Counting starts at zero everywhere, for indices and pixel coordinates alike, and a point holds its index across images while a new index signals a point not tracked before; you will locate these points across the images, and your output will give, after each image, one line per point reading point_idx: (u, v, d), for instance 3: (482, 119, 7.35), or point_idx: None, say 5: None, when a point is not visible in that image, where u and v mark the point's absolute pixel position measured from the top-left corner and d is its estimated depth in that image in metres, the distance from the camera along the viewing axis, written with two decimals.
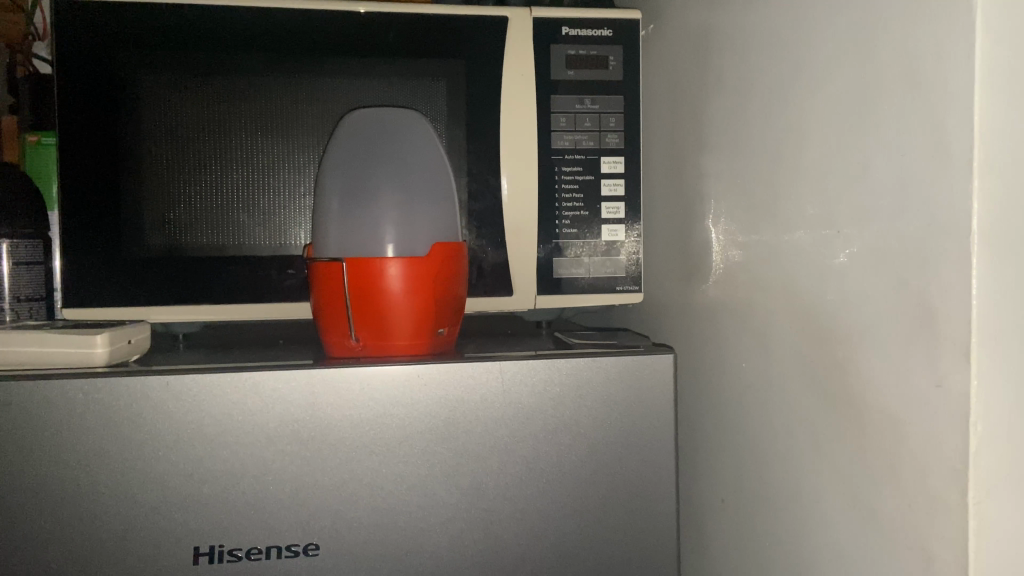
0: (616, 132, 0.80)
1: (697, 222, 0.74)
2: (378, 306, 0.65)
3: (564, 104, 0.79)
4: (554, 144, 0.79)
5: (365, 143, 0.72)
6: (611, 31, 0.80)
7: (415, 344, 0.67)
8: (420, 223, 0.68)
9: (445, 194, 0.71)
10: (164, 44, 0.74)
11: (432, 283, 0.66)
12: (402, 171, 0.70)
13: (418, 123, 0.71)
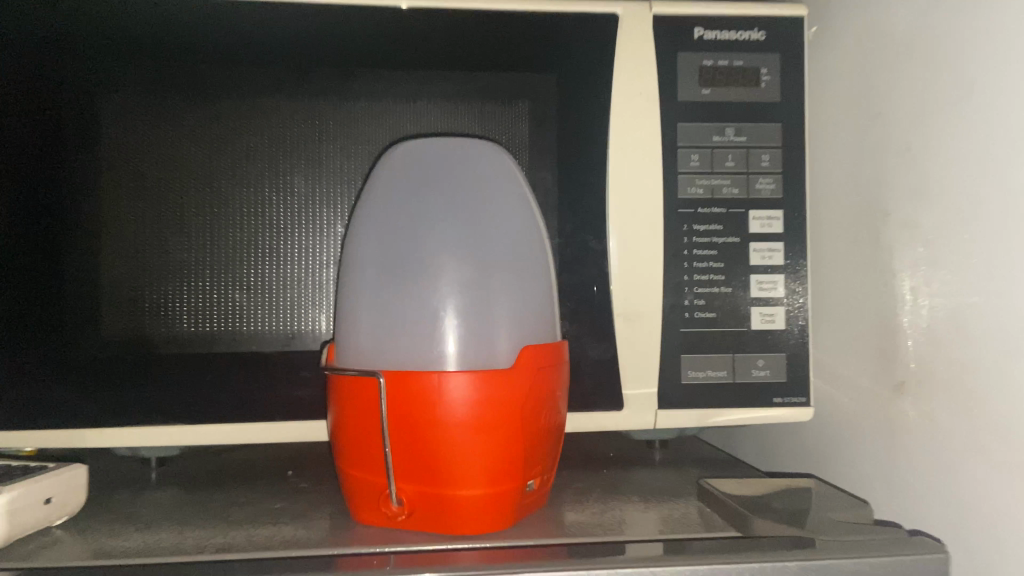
0: (770, 174, 0.56)
1: (910, 308, 0.49)
2: (435, 449, 0.41)
3: (696, 136, 0.55)
4: (682, 192, 0.55)
5: (418, 185, 0.47)
6: (764, 34, 0.56)
7: (491, 510, 0.42)
8: (502, 315, 0.44)
9: (539, 268, 0.47)
10: (138, 52, 0.53)
11: (520, 412, 0.42)
12: (476, 232, 0.45)
13: (500, 159, 0.48)
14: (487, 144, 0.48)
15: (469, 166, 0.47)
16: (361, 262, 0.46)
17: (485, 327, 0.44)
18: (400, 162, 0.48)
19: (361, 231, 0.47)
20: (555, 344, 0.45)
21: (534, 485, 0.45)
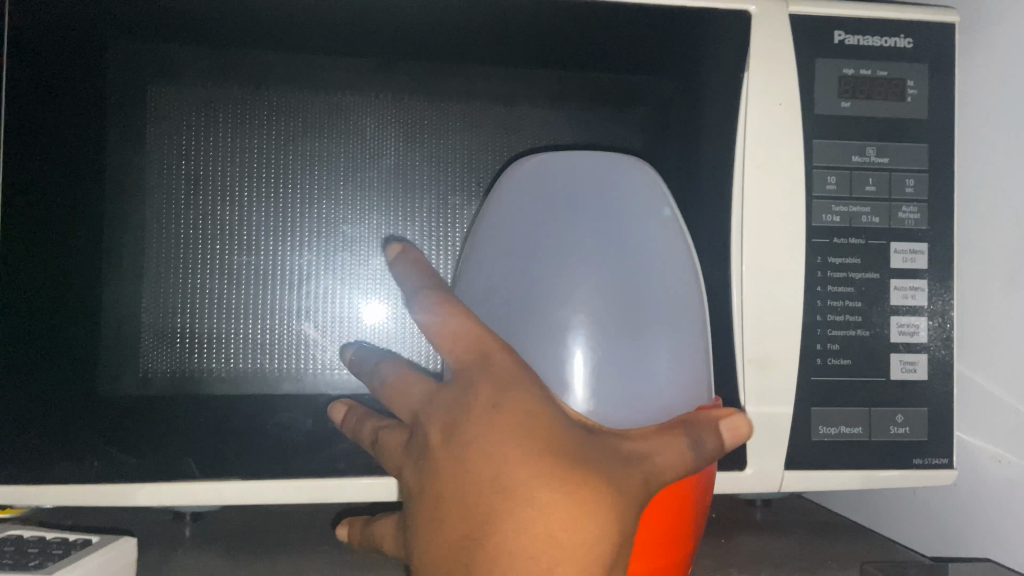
0: (914, 203, 0.49)
1: None
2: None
3: (833, 155, 0.48)
4: (816, 219, 0.48)
5: (541, 205, 0.39)
6: (911, 41, 0.49)
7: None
8: (652, 364, 0.37)
9: (690, 314, 0.40)
10: (204, 33, 0.45)
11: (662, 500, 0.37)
12: (616, 260, 0.37)
13: (644, 180, 0.40)
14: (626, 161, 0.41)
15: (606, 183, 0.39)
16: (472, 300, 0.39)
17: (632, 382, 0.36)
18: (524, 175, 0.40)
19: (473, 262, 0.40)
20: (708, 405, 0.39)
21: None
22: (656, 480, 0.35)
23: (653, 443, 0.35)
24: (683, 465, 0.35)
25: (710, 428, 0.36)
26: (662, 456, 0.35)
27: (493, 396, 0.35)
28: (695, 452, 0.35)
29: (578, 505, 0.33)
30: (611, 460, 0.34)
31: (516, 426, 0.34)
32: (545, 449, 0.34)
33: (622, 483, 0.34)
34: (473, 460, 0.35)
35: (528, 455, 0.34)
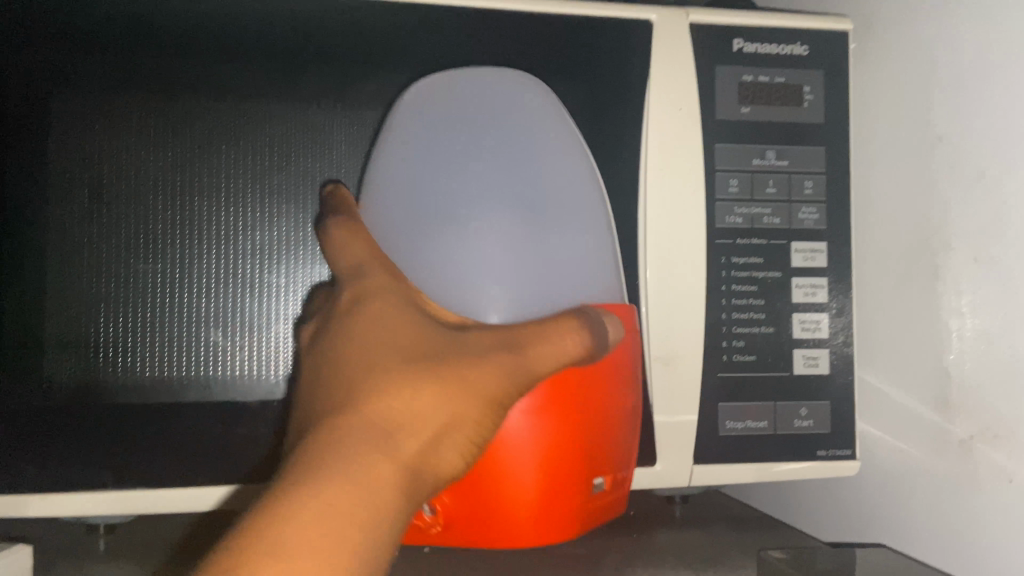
0: (813, 204, 0.51)
1: (971, 351, 0.44)
2: (490, 463, 0.39)
3: (734, 159, 0.50)
4: (719, 221, 0.50)
5: (456, 122, 0.42)
6: (807, 48, 0.51)
7: (547, 518, 0.40)
8: (562, 265, 0.40)
9: (597, 237, 0.44)
10: (108, 46, 0.45)
11: (594, 410, 0.39)
12: (526, 175, 0.42)
13: (554, 122, 0.45)
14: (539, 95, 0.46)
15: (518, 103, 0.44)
16: (377, 215, 0.42)
17: (545, 274, 0.39)
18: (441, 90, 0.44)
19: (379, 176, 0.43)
20: (623, 306, 0.41)
21: (602, 493, 0.42)
22: (524, 370, 0.35)
23: (524, 333, 0.35)
24: (557, 360, 0.35)
25: (592, 321, 0.36)
26: (533, 347, 0.35)
27: (374, 288, 0.37)
28: (578, 342, 0.35)
29: (428, 387, 0.34)
30: (475, 348, 0.35)
31: (385, 314, 0.36)
32: (406, 336, 0.35)
33: (477, 378, 0.34)
34: (340, 338, 0.36)
35: (395, 343, 0.35)
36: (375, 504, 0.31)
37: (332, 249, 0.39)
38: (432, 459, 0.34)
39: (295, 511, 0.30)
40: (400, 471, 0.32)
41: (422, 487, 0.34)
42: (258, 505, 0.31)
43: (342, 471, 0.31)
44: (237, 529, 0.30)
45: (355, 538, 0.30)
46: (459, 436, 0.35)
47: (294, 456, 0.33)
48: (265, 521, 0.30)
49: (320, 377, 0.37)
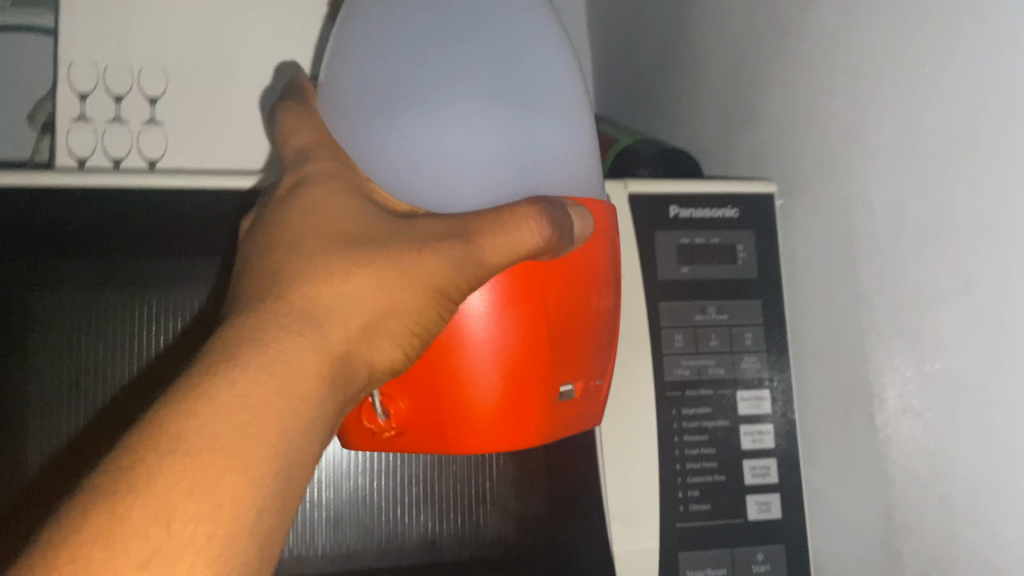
0: (754, 353, 0.54)
1: (909, 494, 0.46)
2: (451, 363, 0.37)
3: (677, 316, 0.54)
4: (667, 376, 0.53)
5: (447, 1, 0.42)
6: (737, 210, 0.56)
7: (511, 424, 0.38)
8: (548, 163, 0.40)
9: (582, 129, 0.43)
10: (84, 250, 0.49)
11: (558, 307, 0.38)
12: (501, 41, 0.41)
13: (542, 27, 0.44)
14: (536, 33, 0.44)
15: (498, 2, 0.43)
16: (350, 96, 0.41)
17: (527, 181, 0.39)
18: None
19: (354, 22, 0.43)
20: (597, 201, 0.41)
21: (569, 404, 0.41)
22: (474, 261, 0.35)
23: (485, 217, 0.35)
24: (510, 251, 0.35)
25: (554, 212, 0.35)
26: (485, 237, 0.35)
27: (319, 172, 0.38)
28: (536, 227, 0.35)
29: (362, 277, 0.35)
30: (420, 236, 0.35)
31: (327, 191, 0.37)
32: (347, 219, 0.36)
33: (416, 270, 0.35)
34: (282, 213, 0.37)
35: (337, 189, 0.37)
36: (294, 388, 0.32)
37: (284, 133, 0.41)
38: (366, 355, 0.35)
39: (208, 393, 0.31)
40: (323, 366, 0.33)
41: (350, 379, 0.35)
42: (178, 383, 0.32)
43: (265, 355, 0.32)
44: (157, 402, 0.31)
45: (267, 428, 0.31)
46: (396, 326, 0.36)
47: (221, 329, 0.34)
48: (179, 405, 0.31)
49: (252, 249, 0.37)
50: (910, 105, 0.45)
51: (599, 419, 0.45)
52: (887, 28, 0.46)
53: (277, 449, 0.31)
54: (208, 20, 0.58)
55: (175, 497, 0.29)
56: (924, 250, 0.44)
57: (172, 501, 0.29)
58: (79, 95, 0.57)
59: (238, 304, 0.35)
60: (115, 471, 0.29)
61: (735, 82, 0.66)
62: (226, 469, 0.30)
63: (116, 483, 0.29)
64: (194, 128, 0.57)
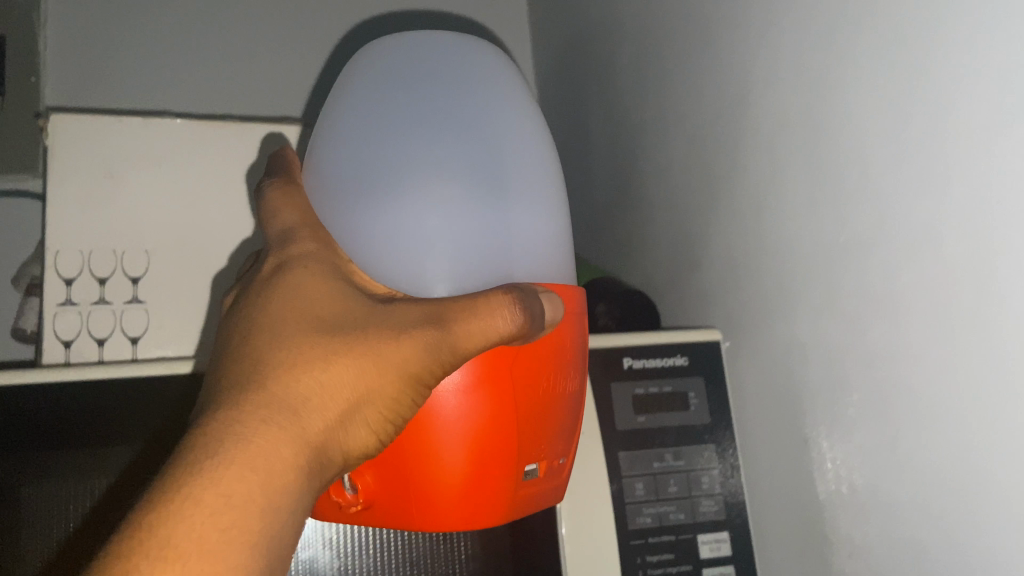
0: (712, 496, 0.57)
1: None
2: (418, 439, 0.38)
3: (638, 463, 0.57)
4: (631, 523, 0.55)
5: (416, 83, 0.43)
6: (686, 358, 0.60)
7: (474, 501, 0.39)
8: (519, 238, 0.42)
9: (555, 207, 0.46)
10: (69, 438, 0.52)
11: (525, 389, 0.39)
12: (490, 138, 0.43)
13: (508, 98, 0.47)
14: (503, 98, 0.46)
15: (466, 71, 0.45)
16: (325, 169, 0.43)
17: (501, 257, 0.41)
18: (404, 46, 0.45)
19: (346, 101, 0.45)
20: (569, 286, 0.42)
21: (531, 482, 0.42)
22: (447, 349, 0.36)
23: (460, 302, 0.36)
24: (483, 338, 0.36)
25: (527, 299, 0.36)
26: (459, 326, 0.36)
27: (301, 254, 0.38)
28: (508, 316, 0.35)
29: (339, 367, 0.36)
30: (398, 323, 0.36)
31: (307, 274, 0.37)
32: (326, 307, 0.37)
33: (393, 356, 0.36)
34: (263, 294, 0.37)
35: (320, 267, 0.38)
36: (273, 480, 0.33)
37: (266, 209, 0.41)
38: (340, 440, 0.36)
39: (190, 496, 0.32)
40: (300, 456, 0.34)
41: (325, 466, 0.36)
42: (160, 483, 0.32)
43: (244, 452, 0.33)
44: (138, 505, 0.32)
45: (248, 525, 0.32)
46: (371, 413, 0.37)
47: (200, 421, 0.34)
48: (164, 510, 0.31)
49: (234, 328, 0.37)
50: (843, 271, 0.51)
51: (561, 494, 0.46)
52: (819, 202, 0.52)
53: (259, 543, 0.32)
54: (190, 209, 0.65)
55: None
56: (868, 401, 0.49)
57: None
58: (65, 280, 0.60)
59: (218, 393, 0.35)
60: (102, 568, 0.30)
61: (676, 231, 0.72)
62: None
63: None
64: (176, 304, 0.62)
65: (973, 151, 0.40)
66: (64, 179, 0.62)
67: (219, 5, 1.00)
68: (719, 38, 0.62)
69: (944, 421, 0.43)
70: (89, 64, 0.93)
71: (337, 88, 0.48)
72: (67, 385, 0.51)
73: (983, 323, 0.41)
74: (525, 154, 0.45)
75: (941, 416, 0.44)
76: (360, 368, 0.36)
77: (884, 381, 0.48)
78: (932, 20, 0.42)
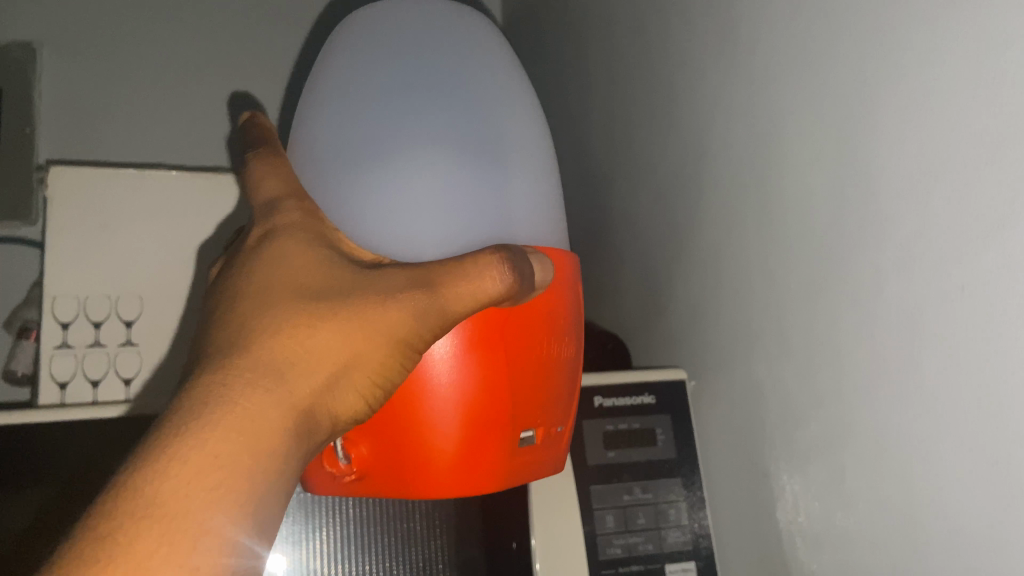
0: (679, 527, 0.60)
1: None
2: (412, 407, 0.42)
3: (608, 497, 0.60)
4: (602, 553, 0.58)
5: (414, 60, 0.48)
6: (654, 396, 0.63)
7: (467, 466, 0.43)
8: (507, 203, 0.46)
9: (537, 171, 0.50)
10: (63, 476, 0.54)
11: (516, 356, 0.43)
12: (480, 118, 0.47)
13: (501, 74, 0.51)
14: (495, 74, 0.50)
15: (459, 47, 0.49)
16: (324, 137, 0.46)
17: (491, 219, 0.45)
18: (400, 24, 0.49)
19: (338, 75, 0.48)
20: (557, 253, 0.46)
21: (529, 448, 0.46)
22: (436, 312, 0.38)
23: (449, 264, 0.39)
24: (472, 298, 0.38)
25: (514, 258, 0.39)
26: (447, 287, 0.38)
27: (288, 224, 0.41)
28: (496, 276, 0.38)
29: (326, 330, 0.38)
30: (382, 290, 0.38)
31: (297, 247, 0.40)
32: (313, 276, 0.39)
33: (379, 320, 0.38)
34: (254, 266, 0.40)
35: (308, 241, 0.40)
36: (261, 434, 0.35)
37: (254, 182, 0.43)
38: (329, 402, 0.38)
39: (183, 450, 0.34)
40: (286, 416, 0.36)
41: (313, 427, 0.38)
42: (151, 438, 0.34)
43: (234, 410, 0.35)
44: (130, 461, 0.34)
45: (238, 477, 0.34)
46: (359, 378, 0.39)
47: (189, 383, 0.36)
48: (156, 463, 0.33)
49: (223, 298, 0.40)
50: (794, 314, 0.55)
51: (559, 464, 0.50)
52: (771, 253, 0.57)
53: (247, 496, 0.34)
54: (181, 254, 0.68)
55: (155, 552, 0.31)
56: (819, 438, 0.53)
57: (151, 556, 0.31)
58: (62, 325, 0.63)
59: (207, 357, 0.37)
60: (102, 519, 0.32)
61: (643, 275, 0.76)
62: (201, 528, 0.33)
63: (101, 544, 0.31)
64: (167, 350, 0.65)
65: (904, 212, 0.45)
66: (61, 229, 0.65)
67: (207, 61, 1.04)
68: (679, 97, 0.67)
69: (887, 456, 0.47)
70: (84, 121, 0.97)
71: (323, 58, 0.51)
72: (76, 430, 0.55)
73: (909, 349, 0.45)
74: (515, 123, 0.50)
75: (883, 452, 0.47)
76: (347, 331, 0.38)
77: (834, 419, 0.51)
78: (869, 94, 0.47)
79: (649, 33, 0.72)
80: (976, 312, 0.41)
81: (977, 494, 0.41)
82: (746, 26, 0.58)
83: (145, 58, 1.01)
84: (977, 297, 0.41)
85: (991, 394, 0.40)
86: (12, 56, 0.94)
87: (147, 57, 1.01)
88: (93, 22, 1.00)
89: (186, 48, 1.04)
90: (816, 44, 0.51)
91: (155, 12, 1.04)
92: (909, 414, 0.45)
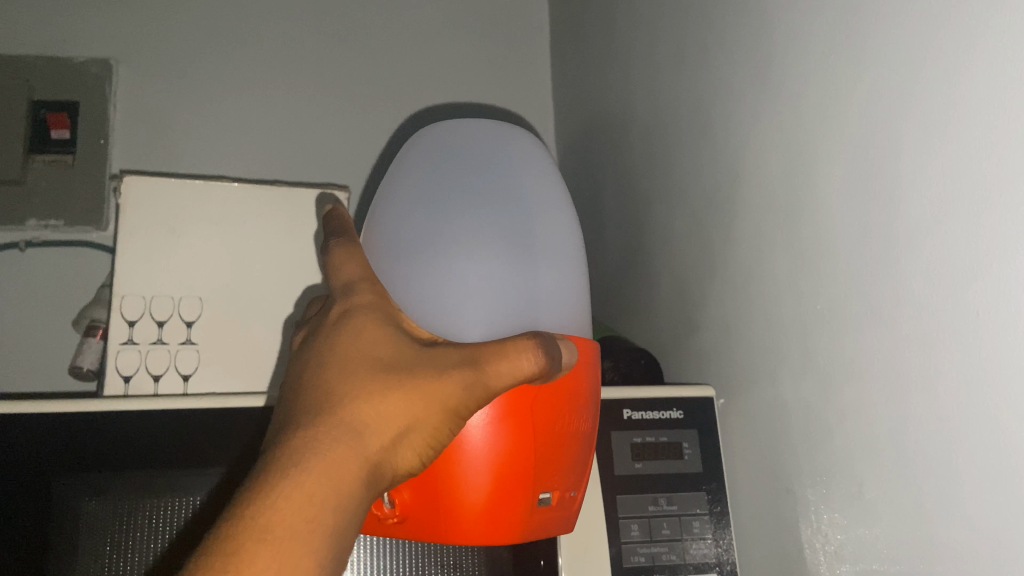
0: (702, 539, 0.62)
1: None
2: (449, 466, 0.45)
3: (633, 507, 0.62)
4: (626, 561, 0.60)
5: (472, 163, 0.53)
6: (682, 412, 0.66)
7: (495, 522, 0.45)
8: (549, 293, 0.50)
9: (572, 261, 0.54)
10: (137, 462, 0.56)
11: (543, 426, 0.45)
12: (523, 222, 0.51)
13: (547, 182, 0.56)
14: (540, 181, 0.55)
15: (512, 157, 0.55)
16: (389, 225, 0.51)
17: (534, 305, 0.48)
18: (462, 134, 0.54)
19: (407, 174, 0.53)
20: (584, 341, 0.48)
21: (545, 509, 0.48)
22: (481, 386, 0.41)
23: (494, 345, 0.41)
24: (511, 377, 0.41)
25: (548, 342, 0.41)
26: (490, 365, 0.41)
27: (363, 304, 0.43)
28: (532, 360, 0.41)
29: (394, 399, 0.41)
30: (439, 364, 0.41)
31: (369, 321, 0.42)
32: (383, 349, 0.42)
33: (439, 391, 0.41)
34: (332, 336, 0.42)
35: (379, 317, 0.43)
36: (343, 484, 0.38)
37: (332, 264, 0.46)
38: (392, 458, 0.41)
39: (283, 492, 0.37)
40: (361, 473, 0.39)
41: (379, 481, 0.41)
42: (253, 484, 0.37)
43: (322, 461, 0.38)
44: (235, 505, 0.37)
45: (326, 523, 0.37)
46: (417, 439, 0.42)
47: (281, 440, 0.39)
48: (260, 506, 0.36)
49: (305, 363, 0.42)
50: (818, 334, 0.56)
51: (572, 523, 0.52)
52: (799, 274, 0.58)
53: (332, 539, 0.37)
54: (237, 263, 0.72)
55: None
56: (841, 453, 0.54)
57: None
58: (129, 322, 0.68)
59: (294, 417, 0.40)
60: (216, 556, 0.35)
61: (676, 292, 0.78)
62: (299, 564, 0.36)
63: (220, 567, 0.34)
64: (223, 350, 0.69)
65: (924, 235, 0.46)
66: (131, 235, 0.70)
67: (267, 75, 1.10)
68: (715, 121, 0.70)
69: (903, 471, 0.48)
70: (155, 132, 1.03)
71: (393, 163, 0.57)
72: (151, 420, 0.57)
73: (925, 366, 0.47)
74: (556, 226, 0.54)
75: (900, 467, 0.49)
76: (412, 399, 0.41)
77: (854, 436, 0.53)
78: (890, 119, 0.49)
79: (689, 58, 0.75)
80: (985, 330, 0.42)
81: (981, 498, 0.43)
82: (779, 55, 0.60)
83: (211, 73, 1.07)
84: (992, 313, 0.42)
85: (1001, 404, 0.41)
86: (90, 72, 1.01)
87: (213, 72, 1.07)
88: (165, 40, 1.07)
89: (249, 65, 1.09)
90: (843, 70, 0.53)
91: (221, 28, 1.10)
92: (923, 427, 0.47)
